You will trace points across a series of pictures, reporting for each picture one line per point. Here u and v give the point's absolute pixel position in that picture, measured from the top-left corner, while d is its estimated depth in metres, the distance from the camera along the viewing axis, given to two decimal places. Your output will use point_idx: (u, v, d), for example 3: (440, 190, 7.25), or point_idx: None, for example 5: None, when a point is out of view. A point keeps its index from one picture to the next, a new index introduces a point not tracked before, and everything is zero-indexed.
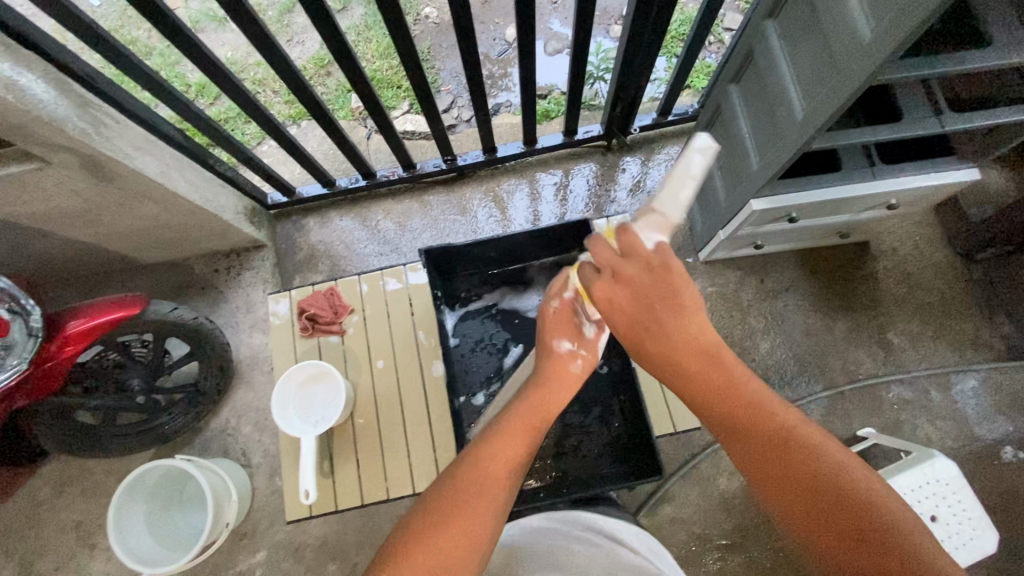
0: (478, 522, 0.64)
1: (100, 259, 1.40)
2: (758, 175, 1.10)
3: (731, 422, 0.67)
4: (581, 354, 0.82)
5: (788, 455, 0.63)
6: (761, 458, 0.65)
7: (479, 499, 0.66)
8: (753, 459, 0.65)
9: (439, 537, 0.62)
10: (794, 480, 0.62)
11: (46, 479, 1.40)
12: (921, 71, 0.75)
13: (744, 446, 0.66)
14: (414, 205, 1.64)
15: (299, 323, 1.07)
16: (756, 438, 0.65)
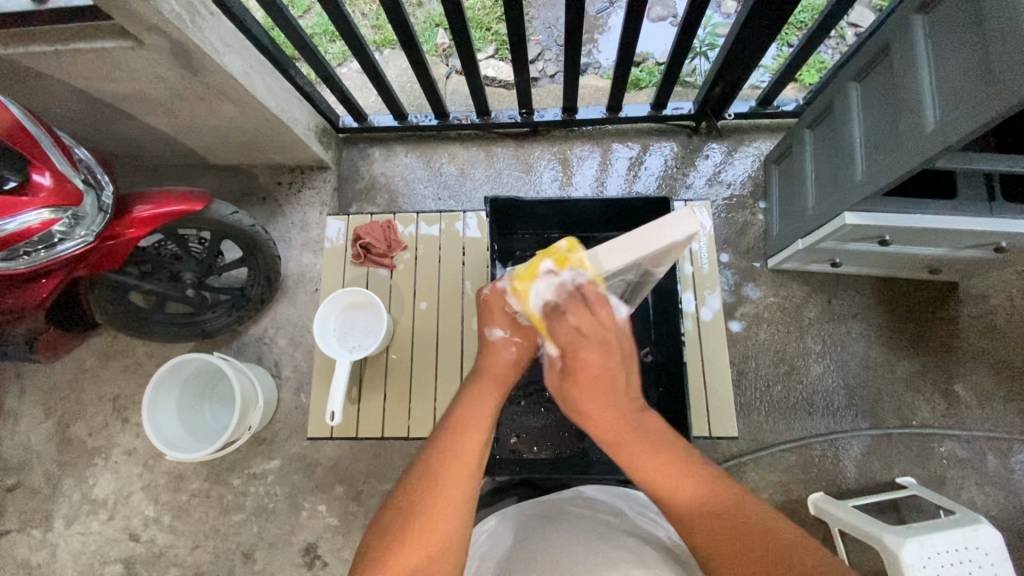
0: (450, 526, 0.71)
1: (172, 151, 1.42)
2: (861, 187, 1.01)
3: (661, 478, 0.73)
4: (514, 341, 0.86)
5: (724, 516, 0.68)
6: (717, 534, 0.67)
7: (452, 497, 0.73)
8: (707, 537, 0.67)
9: (417, 543, 0.69)
10: (752, 537, 0.65)
11: (92, 350, 1.48)
12: (967, 164, 0.86)
13: (686, 515, 0.70)
14: (480, 154, 1.60)
15: (352, 249, 1.06)
16: (697, 504, 0.70)
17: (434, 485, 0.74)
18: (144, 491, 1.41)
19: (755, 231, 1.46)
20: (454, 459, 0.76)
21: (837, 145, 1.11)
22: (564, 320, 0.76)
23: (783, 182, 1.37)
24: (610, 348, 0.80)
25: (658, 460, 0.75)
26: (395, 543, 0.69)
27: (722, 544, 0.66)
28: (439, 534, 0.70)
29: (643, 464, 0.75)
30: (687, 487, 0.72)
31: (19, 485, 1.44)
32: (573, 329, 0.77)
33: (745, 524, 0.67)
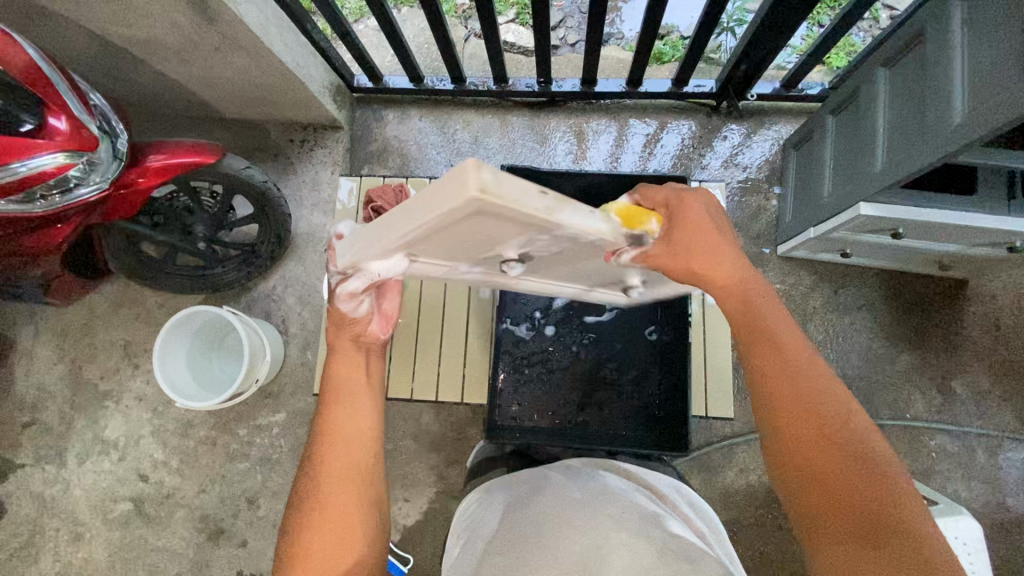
0: (342, 507, 0.67)
1: (186, 102, 1.41)
2: (879, 178, 1.00)
3: (769, 346, 0.67)
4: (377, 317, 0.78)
5: (807, 386, 0.64)
6: (790, 394, 0.64)
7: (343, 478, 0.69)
8: (783, 394, 0.64)
9: (324, 532, 0.65)
10: (818, 411, 0.62)
11: (104, 296, 1.51)
12: (989, 161, 0.85)
13: (769, 373, 0.65)
14: (495, 122, 1.58)
15: (365, 212, 1.07)
16: (786, 372, 0.65)
17: (318, 469, 0.70)
18: (153, 436, 1.46)
19: (767, 216, 1.45)
20: (335, 438, 0.72)
21: (859, 131, 1.09)
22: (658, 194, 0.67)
23: (801, 167, 1.35)
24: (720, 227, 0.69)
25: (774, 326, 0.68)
26: (294, 549, 0.65)
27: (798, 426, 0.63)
28: (336, 519, 0.66)
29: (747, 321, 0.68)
30: (792, 364, 0.65)
31: (34, 422, 1.49)
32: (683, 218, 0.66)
33: (826, 402, 0.63)
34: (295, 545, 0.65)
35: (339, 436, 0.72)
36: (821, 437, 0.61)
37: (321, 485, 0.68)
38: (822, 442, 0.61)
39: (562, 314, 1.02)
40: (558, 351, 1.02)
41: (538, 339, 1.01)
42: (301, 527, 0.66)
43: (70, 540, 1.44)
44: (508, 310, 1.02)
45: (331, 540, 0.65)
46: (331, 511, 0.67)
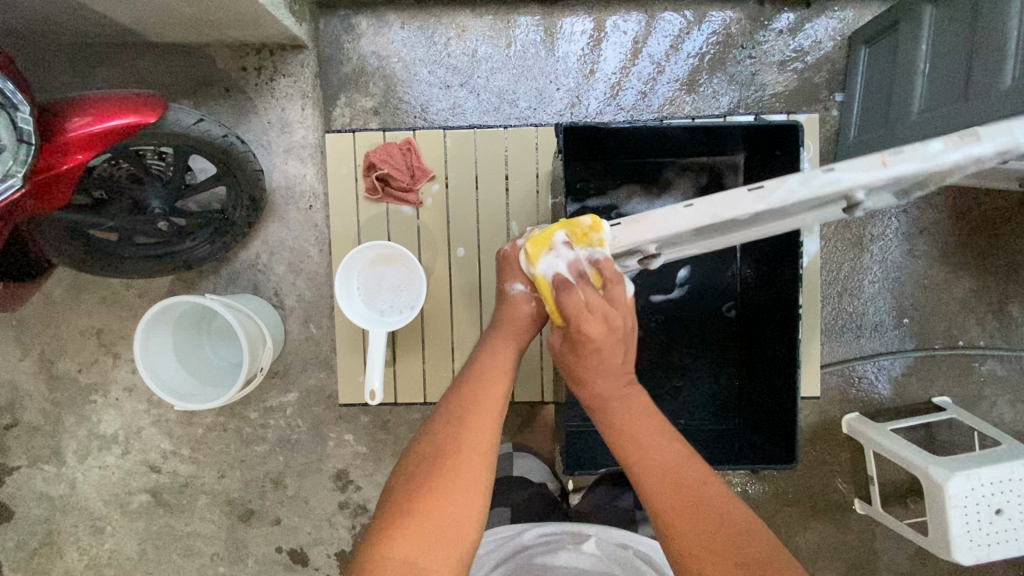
0: (472, 477, 0.62)
1: (97, 28, 1.08)
2: (1007, 97, 0.81)
3: (650, 463, 0.64)
4: (535, 297, 0.77)
5: (695, 498, 0.61)
6: (685, 506, 0.60)
7: (478, 441, 0.64)
8: (676, 506, 0.60)
9: (444, 492, 0.60)
10: (708, 514, 0.59)
11: (58, 280, 1.28)
12: None
13: (658, 482, 0.62)
14: (496, 26, 1.26)
15: (366, 181, 0.85)
16: (678, 494, 0.61)
17: (455, 429, 0.65)
18: (154, 426, 1.34)
19: (825, 131, 1.25)
20: (479, 407, 0.67)
21: (974, 33, 0.88)
22: (574, 291, 0.69)
23: (876, 71, 1.13)
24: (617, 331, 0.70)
25: (649, 433, 0.67)
26: (419, 492, 0.60)
27: (658, 489, 0.62)
28: (463, 482, 0.61)
29: (642, 433, 0.67)
30: (678, 482, 0.62)
31: (16, 423, 1.34)
32: (585, 307, 0.68)
33: (726, 521, 0.59)
34: (410, 494, 0.60)
35: (488, 410, 0.66)
36: (704, 535, 0.58)
37: (458, 443, 0.63)
38: (701, 534, 0.58)
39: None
40: None
41: None
42: (423, 479, 0.61)
43: (91, 534, 1.38)
44: None
45: (454, 497, 0.60)
46: (456, 469, 0.61)
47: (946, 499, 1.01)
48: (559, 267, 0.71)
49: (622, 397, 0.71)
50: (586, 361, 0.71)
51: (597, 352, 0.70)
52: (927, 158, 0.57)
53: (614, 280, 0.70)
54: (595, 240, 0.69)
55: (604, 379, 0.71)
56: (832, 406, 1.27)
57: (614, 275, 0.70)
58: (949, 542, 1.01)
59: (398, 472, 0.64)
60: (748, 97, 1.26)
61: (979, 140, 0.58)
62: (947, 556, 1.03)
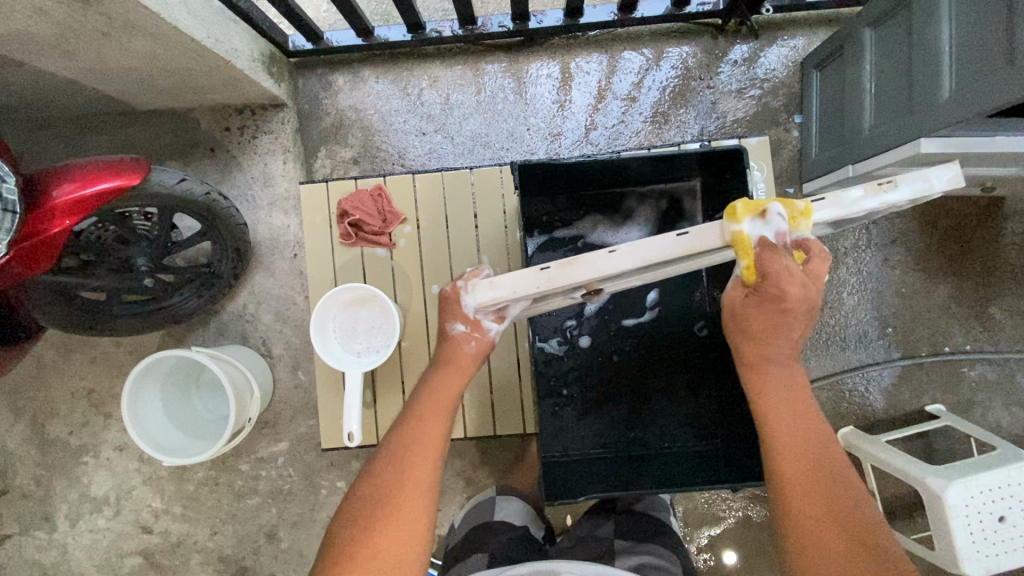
0: (416, 511, 0.65)
1: (87, 100, 1.14)
2: (945, 111, 0.85)
3: (794, 445, 0.68)
4: (475, 336, 0.77)
5: (827, 479, 0.65)
6: (808, 478, 0.66)
7: (420, 480, 0.66)
8: (798, 468, 0.66)
9: (392, 528, 0.63)
10: (831, 492, 0.64)
11: (49, 343, 1.31)
12: None
13: (784, 444, 0.69)
14: (466, 74, 1.33)
15: (340, 227, 0.87)
16: (801, 468, 0.66)
17: (397, 469, 0.67)
18: (146, 485, 1.33)
19: (789, 151, 1.29)
20: (420, 445, 0.69)
21: (911, 51, 0.92)
22: (783, 257, 0.67)
23: (828, 93, 1.18)
24: (790, 311, 0.70)
25: (794, 407, 0.71)
26: (363, 537, 0.62)
27: (811, 484, 0.65)
28: (406, 523, 0.63)
29: (780, 411, 0.71)
30: (802, 459, 0.67)
31: (7, 491, 1.34)
32: (786, 269, 0.67)
33: (848, 505, 0.64)
34: (358, 536, 0.62)
35: (428, 449, 0.69)
36: (822, 511, 0.63)
37: (400, 485, 0.65)
38: (823, 505, 0.64)
39: (597, 323, 0.97)
40: (597, 363, 0.96)
41: (572, 353, 0.96)
42: (368, 524, 0.63)
43: None
44: (537, 326, 0.96)
45: (395, 540, 0.62)
46: (396, 514, 0.64)
47: (945, 510, 0.99)
48: (767, 233, 0.67)
49: (784, 364, 0.73)
50: (761, 323, 0.72)
51: (784, 313, 0.70)
52: (847, 206, 0.66)
53: (819, 255, 0.70)
54: (788, 218, 0.67)
55: (785, 351, 0.73)
56: (826, 420, 1.26)
57: (819, 251, 0.71)
58: (956, 555, 0.99)
59: (343, 512, 0.65)
60: (712, 124, 1.31)
61: (896, 188, 0.67)
62: (955, 570, 1.00)
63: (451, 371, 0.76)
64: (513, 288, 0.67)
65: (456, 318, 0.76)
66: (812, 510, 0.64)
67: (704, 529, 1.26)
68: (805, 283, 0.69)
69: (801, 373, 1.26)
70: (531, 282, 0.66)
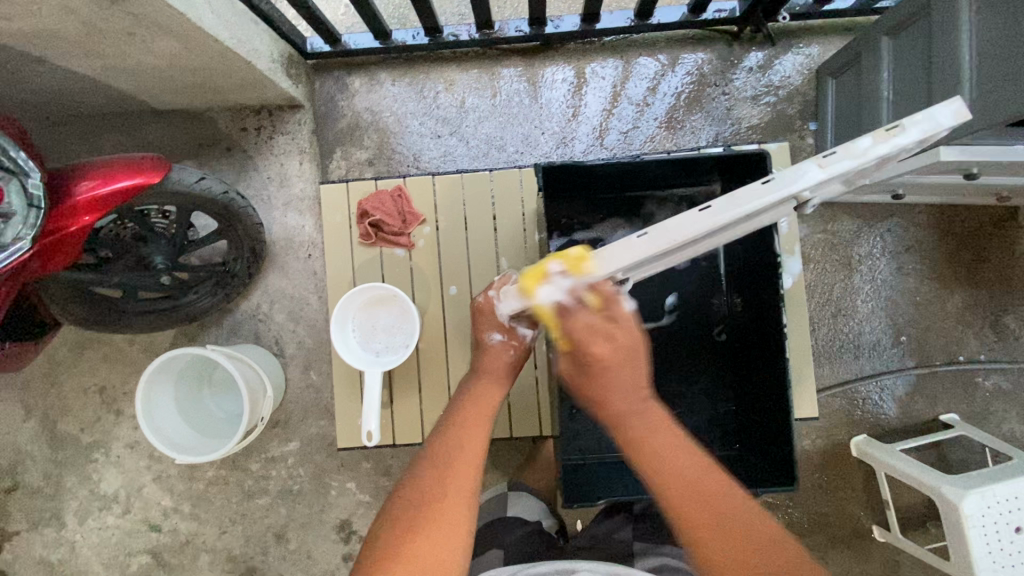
0: (456, 520, 0.63)
1: (108, 99, 1.16)
2: (965, 118, 0.85)
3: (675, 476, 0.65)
4: (515, 343, 0.79)
5: (709, 493, 0.64)
6: (690, 499, 0.63)
7: (465, 482, 0.66)
8: (677, 489, 0.64)
9: (433, 536, 0.62)
10: (716, 507, 0.63)
11: (63, 339, 1.31)
12: None
13: (673, 478, 0.65)
14: (482, 77, 1.34)
15: (359, 227, 0.88)
16: (686, 492, 0.64)
17: (438, 478, 0.66)
18: (155, 483, 1.33)
19: (803, 158, 1.29)
20: (463, 448, 0.69)
21: (930, 58, 0.93)
22: (579, 317, 0.69)
23: (844, 101, 1.19)
24: (628, 352, 0.71)
25: (667, 445, 0.67)
26: (407, 534, 0.62)
27: (692, 506, 0.63)
28: (448, 523, 0.63)
29: (654, 446, 0.67)
30: (685, 495, 0.64)
31: (17, 486, 1.34)
32: (586, 328, 0.69)
33: (739, 522, 0.62)
34: (396, 537, 0.62)
35: (471, 452, 0.69)
36: (720, 538, 0.61)
37: (443, 486, 0.65)
38: (724, 543, 0.61)
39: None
40: None
41: None
42: (411, 522, 0.63)
43: None
44: None
45: (439, 542, 0.61)
46: (442, 515, 0.63)
47: (962, 519, 0.98)
48: (557, 294, 0.68)
49: (636, 411, 0.69)
50: (605, 383, 0.71)
51: (605, 370, 0.70)
52: (855, 156, 0.62)
53: (611, 300, 0.70)
54: (570, 270, 0.66)
55: (620, 395, 0.70)
56: (838, 428, 1.25)
57: (611, 295, 0.70)
58: (972, 566, 0.98)
59: (383, 514, 0.65)
60: (727, 130, 1.31)
61: (904, 130, 0.62)
62: None
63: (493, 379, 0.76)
64: (538, 293, 0.71)
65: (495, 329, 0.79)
66: (694, 526, 0.63)
67: None
68: (627, 323, 0.71)
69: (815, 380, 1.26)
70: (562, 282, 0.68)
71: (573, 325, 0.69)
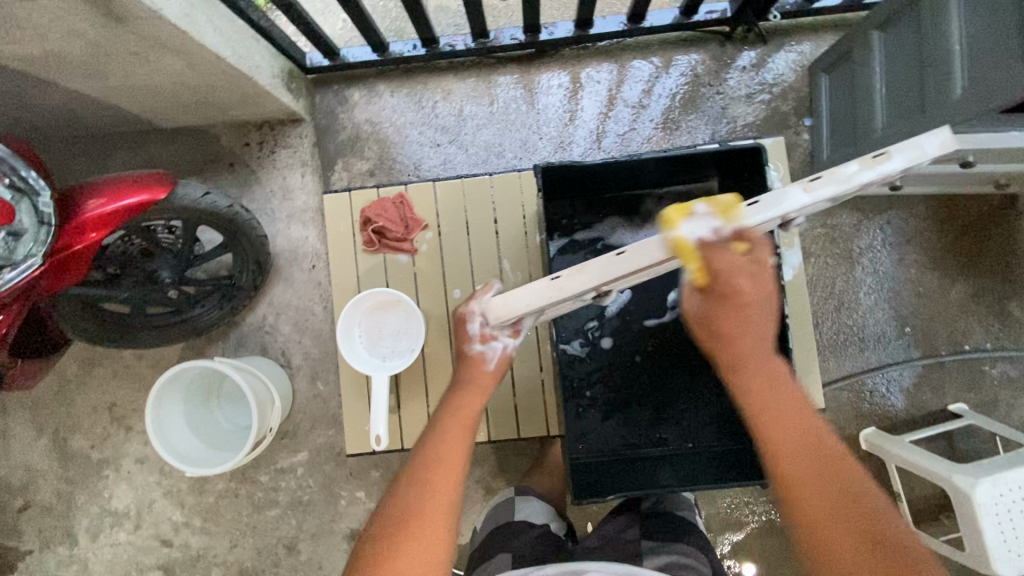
0: (434, 536, 0.63)
1: (114, 119, 1.18)
2: (958, 106, 0.86)
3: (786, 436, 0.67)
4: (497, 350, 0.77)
5: (835, 464, 0.65)
6: (817, 472, 0.64)
7: (441, 497, 0.66)
8: (805, 467, 0.65)
9: (410, 551, 0.62)
10: (842, 476, 0.64)
11: (73, 357, 1.33)
12: None
13: (788, 458, 0.65)
14: (479, 85, 1.36)
15: (362, 235, 0.89)
16: (808, 477, 0.64)
17: (421, 490, 0.66)
18: (166, 498, 1.33)
19: (800, 154, 1.30)
20: (442, 460, 0.68)
21: (920, 50, 0.94)
22: (719, 255, 0.67)
23: (837, 95, 1.20)
24: (750, 303, 0.69)
25: (781, 414, 0.68)
26: (387, 550, 0.62)
27: (817, 470, 0.65)
28: (427, 541, 0.63)
29: (773, 416, 0.68)
30: (821, 466, 0.65)
31: (30, 505, 1.34)
32: (730, 269, 0.67)
33: (849, 491, 0.63)
34: (377, 553, 0.62)
35: (450, 465, 0.68)
36: (825, 502, 0.63)
37: (421, 501, 0.65)
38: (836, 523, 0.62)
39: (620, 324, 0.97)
40: (620, 364, 0.96)
41: (595, 355, 0.97)
42: (389, 538, 0.63)
43: None
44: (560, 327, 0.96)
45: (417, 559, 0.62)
46: (417, 531, 0.63)
47: (975, 508, 0.97)
48: (703, 232, 0.67)
49: (763, 360, 0.71)
50: (728, 323, 0.71)
51: (742, 305, 0.69)
52: (842, 181, 0.67)
53: (756, 241, 0.69)
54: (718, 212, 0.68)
55: (745, 345, 0.71)
56: (846, 422, 1.25)
57: (756, 240, 0.69)
58: (987, 555, 0.97)
59: (367, 527, 0.66)
60: (722, 129, 1.33)
61: (890, 157, 0.68)
62: (988, 570, 0.99)
63: (475, 390, 0.76)
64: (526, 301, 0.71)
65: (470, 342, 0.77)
66: (807, 503, 0.63)
67: (727, 534, 1.24)
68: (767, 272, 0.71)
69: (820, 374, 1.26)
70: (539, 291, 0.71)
71: (716, 262, 0.67)
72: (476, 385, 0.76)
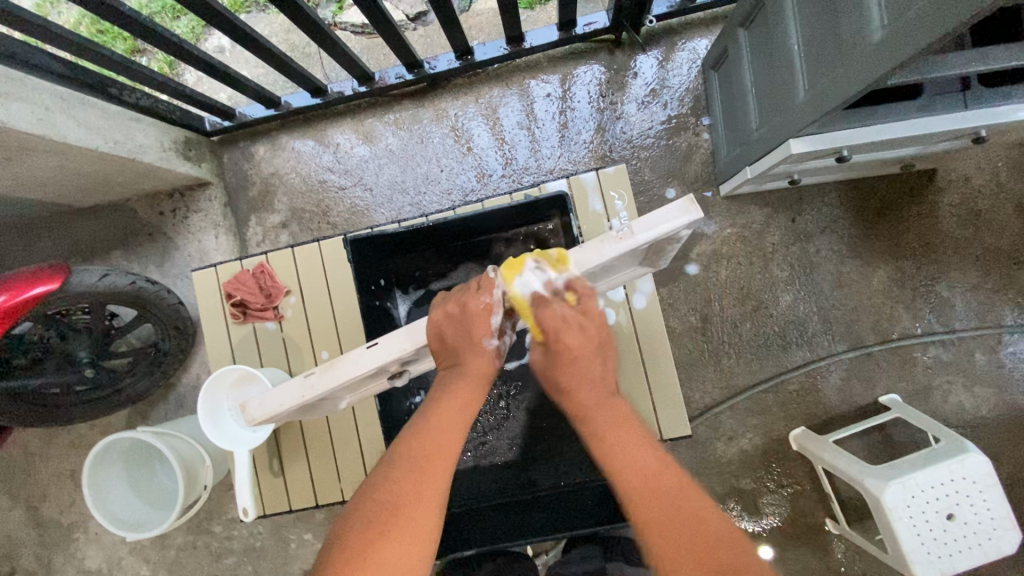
0: (423, 532, 0.57)
1: (27, 209, 1.24)
2: (803, 109, 0.82)
3: (645, 492, 0.60)
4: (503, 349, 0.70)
5: (668, 500, 0.60)
6: (658, 512, 0.59)
7: (434, 490, 0.60)
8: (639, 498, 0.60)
9: (397, 541, 0.56)
10: (668, 507, 0.59)
11: (32, 432, 1.41)
12: (926, 75, 0.65)
13: (637, 495, 0.60)
14: (379, 124, 1.37)
15: (229, 309, 0.91)
16: (664, 512, 0.59)
17: (410, 480, 0.60)
18: (132, 554, 1.41)
19: (701, 155, 1.28)
20: (434, 449, 0.62)
21: (773, 48, 0.90)
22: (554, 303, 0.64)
23: (724, 95, 1.17)
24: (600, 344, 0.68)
25: (624, 445, 0.64)
26: (365, 545, 0.56)
27: (649, 507, 0.59)
28: (418, 530, 0.57)
29: (615, 443, 0.64)
30: (667, 503, 0.59)
31: (14, 571, 1.44)
32: (565, 321, 0.65)
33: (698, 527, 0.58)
34: (356, 546, 0.56)
35: (444, 456, 0.62)
36: (683, 544, 0.56)
37: (411, 492, 0.59)
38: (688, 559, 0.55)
39: None
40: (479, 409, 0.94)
41: None
42: (370, 530, 0.57)
43: None
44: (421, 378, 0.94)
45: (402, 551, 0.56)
46: (404, 529, 0.57)
47: (887, 513, 0.94)
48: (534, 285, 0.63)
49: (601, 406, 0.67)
50: (569, 372, 0.68)
51: (578, 357, 0.67)
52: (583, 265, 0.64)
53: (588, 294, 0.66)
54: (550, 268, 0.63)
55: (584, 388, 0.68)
56: (776, 424, 1.22)
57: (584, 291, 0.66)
58: (906, 560, 0.94)
59: (341, 528, 0.59)
60: (622, 139, 1.30)
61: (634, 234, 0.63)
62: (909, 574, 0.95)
63: (473, 382, 0.66)
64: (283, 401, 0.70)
65: (485, 334, 0.67)
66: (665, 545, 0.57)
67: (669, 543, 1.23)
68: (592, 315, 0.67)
69: (744, 377, 1.22)
70: (295, 393, 0.69)
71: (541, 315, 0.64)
72: (474, 376, 0.67)
